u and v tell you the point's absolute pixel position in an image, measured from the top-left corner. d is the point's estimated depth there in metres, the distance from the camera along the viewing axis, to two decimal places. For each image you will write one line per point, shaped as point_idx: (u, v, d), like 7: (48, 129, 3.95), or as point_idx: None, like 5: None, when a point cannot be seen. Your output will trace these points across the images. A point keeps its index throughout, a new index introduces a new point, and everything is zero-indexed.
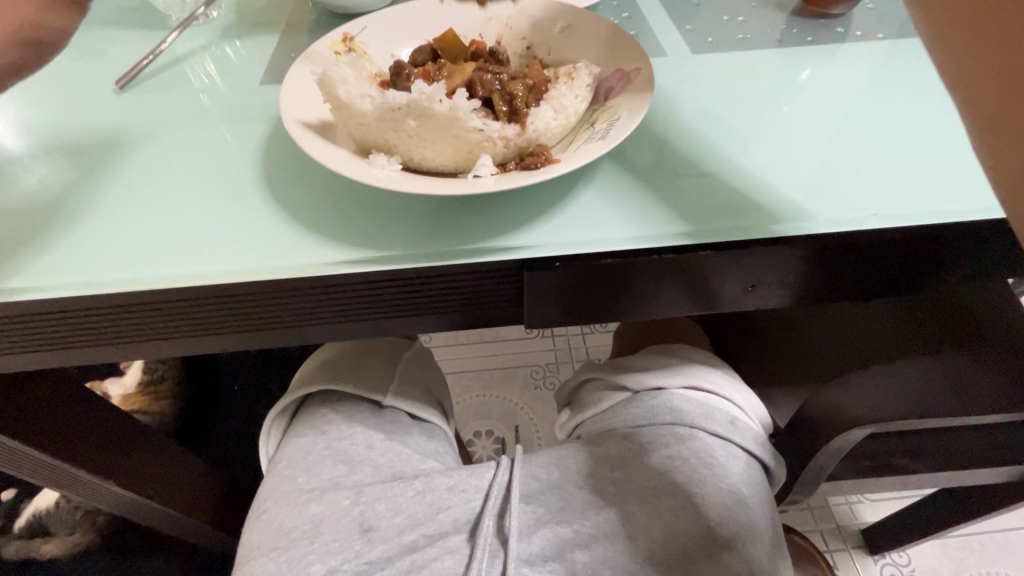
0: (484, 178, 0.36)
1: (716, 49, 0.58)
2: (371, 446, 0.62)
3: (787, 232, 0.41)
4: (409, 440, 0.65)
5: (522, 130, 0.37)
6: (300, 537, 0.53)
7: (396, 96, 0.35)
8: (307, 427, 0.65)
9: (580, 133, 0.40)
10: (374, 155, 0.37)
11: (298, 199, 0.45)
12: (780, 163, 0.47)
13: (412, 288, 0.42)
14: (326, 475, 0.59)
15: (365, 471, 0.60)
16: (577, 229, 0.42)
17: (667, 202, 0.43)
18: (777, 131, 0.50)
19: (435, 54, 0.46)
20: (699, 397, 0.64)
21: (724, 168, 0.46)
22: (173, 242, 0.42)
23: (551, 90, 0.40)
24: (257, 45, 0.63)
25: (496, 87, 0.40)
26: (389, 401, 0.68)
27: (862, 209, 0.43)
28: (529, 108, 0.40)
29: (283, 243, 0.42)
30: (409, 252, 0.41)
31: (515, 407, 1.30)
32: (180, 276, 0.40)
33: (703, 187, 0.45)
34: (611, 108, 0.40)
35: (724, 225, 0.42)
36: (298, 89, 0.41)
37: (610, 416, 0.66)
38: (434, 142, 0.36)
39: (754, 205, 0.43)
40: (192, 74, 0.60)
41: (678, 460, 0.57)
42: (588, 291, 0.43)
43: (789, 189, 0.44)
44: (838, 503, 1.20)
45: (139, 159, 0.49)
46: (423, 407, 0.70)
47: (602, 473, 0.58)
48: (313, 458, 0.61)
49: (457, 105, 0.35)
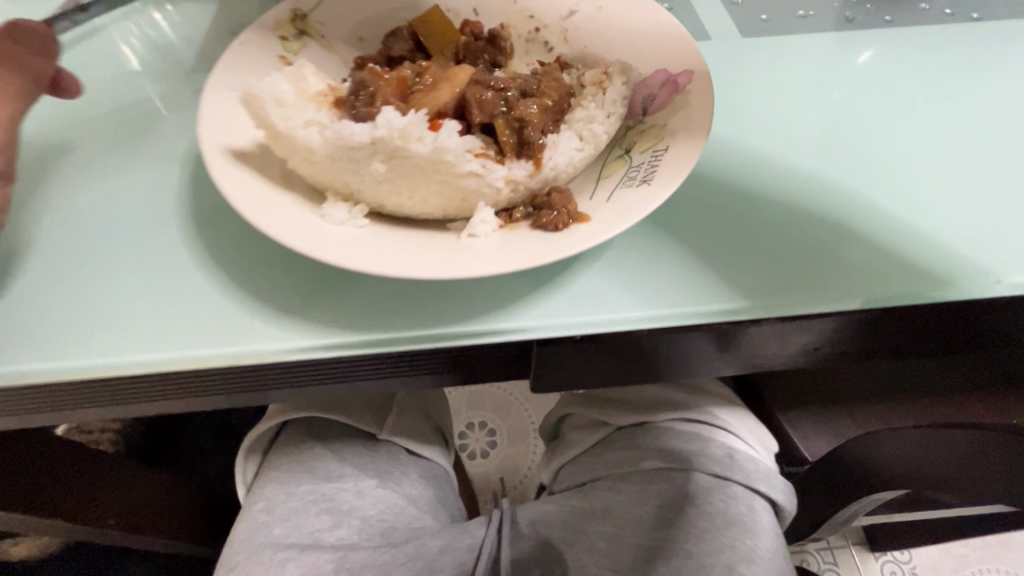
0: (482, 237, 0.26)
1: (771, 30, 0.47)
2: (361, 494, 0.57)
3: (866, 300, 0.33)
4: (410, 489, 0.60)
5: (536, 170, 0.28)
6: None
7: (355, 131, 0.26)
8: (286, 465, 0.58)
9: (614, 163, 0.30)
10: (327, 206, 0.27)
11: (243, 244, 0.35)
12: (858, 201, 0.37)
13: (387, 367, 0.33)
14: (308, 528, 0.53)
15: (352, 526, 0.54)
16: (601, 296, 0.33)
17: (717, 253, 0.35)
18: (848, 148, 0.40)
19: (417, 44, 0.36)
20: (688, 431, 0.56)
21: (784, 202, 0.37)
22: (75, 305, 0.32)
23: (574, 111, 0.31)
24: (196, 14, 0.51)
25: (499, 108, 0.30)
26: (384, 436, 0.61)
27: (961, 270, 0.34)
28: (546, 135, 0.30)
29: (220, 308, 0.32)
30: (380, 330, 0.32)
31: (510, 396, 1.21)
32: (65, 356, 0.31)
33: (759, 229, 0.36)
34: (653, 131, 0.30)
35: (785, 288, 0.33)
36: (225, 106, 0.30)
37: (596, 460, 0.59)
38: (412, 189, 0.27)
39: (823, 260, 0.35)
40: (113, 56, 0.47)
41: (673, 513, 0.50)
42: (609, 368, 0.34)
43: (865, 235, 0.36)
44: None
45: (42, 176, 0.38)
46: (421, 442, 0.64)
47: (592, 527, 0.52)
48: (293, 505, 0.55)
49: (444, 147, 0.26)
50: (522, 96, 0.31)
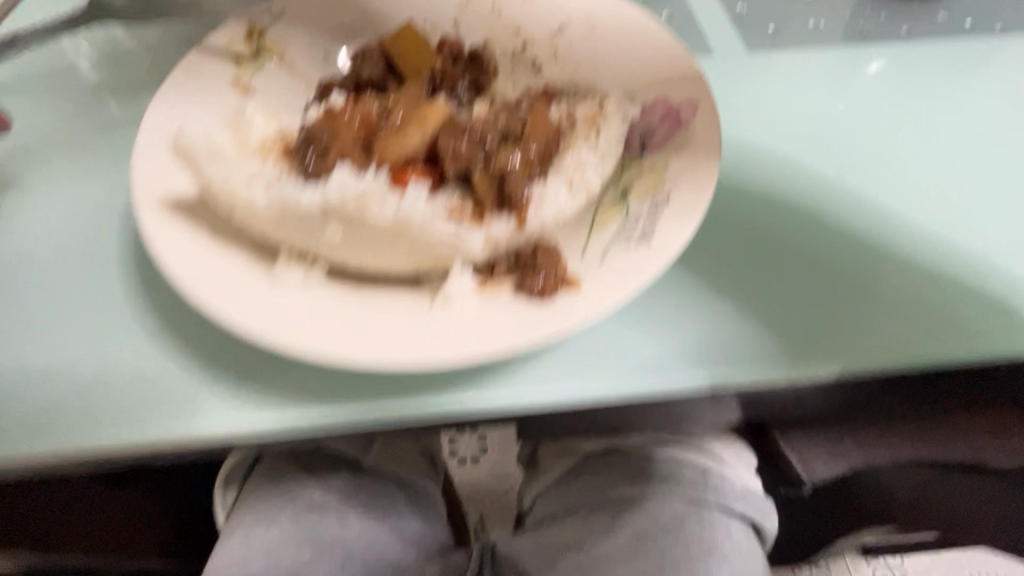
0: (455, 299, 0.25)
1: (778, 44, 0.44)
2: (347, 523, 0.54)
3: (873, 364, 0.31)
4: (400, 521, 0.58)
5: (519, 228, 0.27)
6: None
7: (309, 200, 0.27)
8: (265, 498, 0.55)
9: (607, 210, 0.28)
10: (282, 268, 0.26)
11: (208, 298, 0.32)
12: (863, 251, 0.35)
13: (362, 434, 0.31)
14: (289, 562, 0.51)
15: (335, 559, 0.52)
16: (589, 358, 0.31)
17: (715, 305, 0.33)
18: (855, 184, 0.38)
19: (388, 69, 0.34)
20: (659, 455, 0.52)
21: (787, 247, 0.35)
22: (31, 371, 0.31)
23: (559, 156, 0.29)
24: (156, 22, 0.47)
25: (473, 158, 0.29)
26: (369, 464, 0.57)
27: (974, 328, 0.33)
28: (527, 187, 0.28)
29: (184, 376, 0.30)
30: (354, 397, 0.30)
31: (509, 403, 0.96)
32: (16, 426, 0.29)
33: (760, 279, 0.34)
34: (644, 175, 0.28)
35: (786, 350, 0.32)
36: (173, 155, 0.29)
37: (564, 490, 0.56)
38: (379, 249, 0.27)
39: (825, 317, 0.33)
40: (66, 71, 0.44)
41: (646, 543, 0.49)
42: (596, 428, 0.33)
43: (874, 286, 0.34)
44: None
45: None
46: (411, 469, 0.61)
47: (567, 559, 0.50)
48: (275, 538, 0.52)
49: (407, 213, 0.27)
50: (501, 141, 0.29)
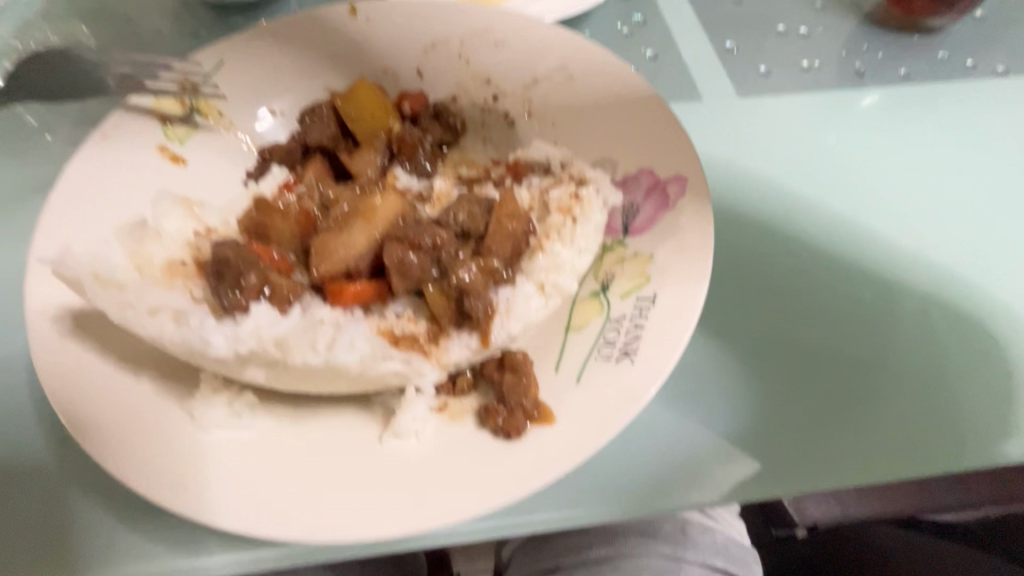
0: (410, 440, 0.24)
1: (766, 89, 0.40)
2: None
3: (884, 462, 0.28)
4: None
5: (482, 347, 0.27)
6: None
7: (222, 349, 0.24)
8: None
9: (589, 305, 0.27)
10: (198, 413, 0.24)
11: None
12: (866, 327, 0.32)
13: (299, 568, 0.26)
14: None
15: None
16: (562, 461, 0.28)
17: (705, 398, 0.29)
18: (855, 249, 0.34)
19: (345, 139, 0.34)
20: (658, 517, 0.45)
21: (781, 325, 0.32)
22: None
23: (517, 264, 0.29)
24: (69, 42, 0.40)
25: (425, 268, 0.29)
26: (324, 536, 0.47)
27: (987, 423, 0.30)
28: (484, 305, 0.27)
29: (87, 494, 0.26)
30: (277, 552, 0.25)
31: None
32: None
33: (755, 366, 0.30)
34: (626, 264, 0.27)
35: (789, 450, 0.28)
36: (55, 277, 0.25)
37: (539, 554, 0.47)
38: (317, 385, 0.25)
39: (829, 409, 0.30)
40: None
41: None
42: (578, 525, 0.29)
43: (880, 375, 0.31)
44: None
45: None
46: None
47: None
48: None
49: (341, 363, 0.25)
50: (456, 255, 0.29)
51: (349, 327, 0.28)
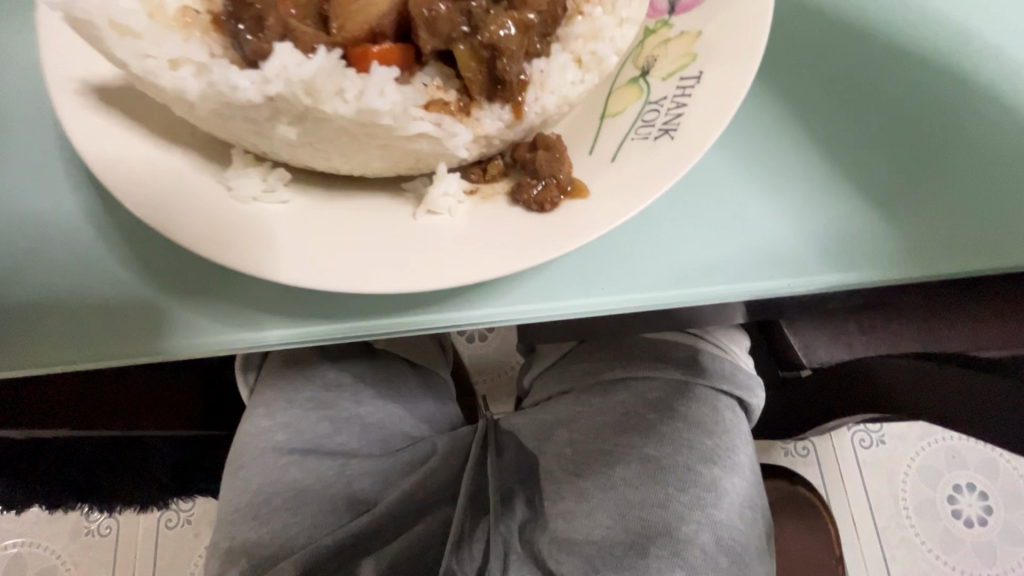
0: (444, 212, 0.28)
1: None
2: (361, 402, 0.57)
3: (879, 271, 0.35)
4: (410, 401, 0.60)
5: (517, 120, 0.29)
6: (280, 506, 0.51)
7: (248, 92, 0.25)
8: (288, 371, 0.58)
9: (628, 90, 0.30)
10: (235, 180, 0.28)
11: None
12: (869, 159, 0.38)
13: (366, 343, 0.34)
14: (309, 433, 0.55)
15: (352, 432, 0.56)
16: (589, 261, 0.34)
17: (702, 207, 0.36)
18: (891, 103, 0.39)
19: None
20: (654, 337, 0.57)
21: (801, 151, 0.37)
22: (70, 283, 0.34)
23: (563, 34, 0.30)
24: None
25: (464, 35, 0.29)
26: (382, 345, 0.60)
27: (967, 236, 0.36)
28: (519, 71, 0.29)
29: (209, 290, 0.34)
30: (369, 322, 0.33)
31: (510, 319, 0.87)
32: (65, 333, 0.33)
33: (788, 192, 0.36)
34: (662, 46, 0.30)
35: (789, 259, 0.35)
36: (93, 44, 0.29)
37: (559, 371, 0.60)
38: (342, 153, 0.28)
39: (833, 228, 0.36)
40: None
41: (635, 417, 0.53)
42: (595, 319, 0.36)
43: (895, 205, 0.37)
44: None
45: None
46: (426, 356, 0.64)
47: (554, 447, 0.54)
48: (296, 413, 0.56)
49: (365, 108, 0.26)
50: (495, 13, 0.29)
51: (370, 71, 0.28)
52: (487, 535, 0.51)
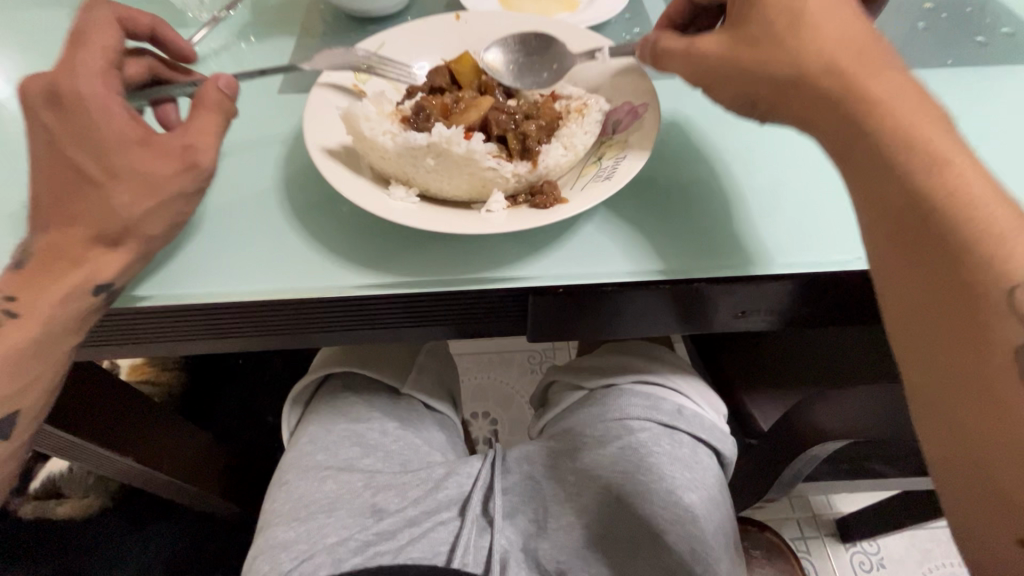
0: (496, 211, 0.43)
1: None
2: (386, 433, 0.68)
3: (808, 266, 0.46)
4: (426, 436, 0.71)
5: (534, 168, 0.45)
6: (317, 509, 0.60)
7: (417, 138, 0.43)
8: (330, 408, 0.70)
9: (588, 166, 0.48)
10: (393, 187, 0.44)
11: (321, 223, 0.46)
12: (801, 203, 0.50)
13: (426, 305, 0.44)
14: (343, 455, 0.65)
15: (377, 456, 0.66)
16: (591, 255, 0.46)
17: (670, 232, 0.48)
18: (812, 165, 0.53)
19: (452, 75, 0.54)
20: (646, 390, 0.70)
21: (743, 195, 0.51)
22: (225, 254, 0.44)
23: (564, 129, 0.48)
24: (272, 46, 0.64)
25: (510, 127, 0.49)
26: (406, 390, 0.72)
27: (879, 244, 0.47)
28: (539, 146, 0.48)
29: (313, 266, 0.44)
30: (439, 278, 0.44)
31: (513, 390, 1.38)
32: (219, 284, 0.42)
33: (736, 219, 0.49)
34: (619, 144, 0.47)
35: (721, 261, 0.46)
36: (318, 117, 0.47)
37: (567, 416, 0.73)
38: (449, 177, 0.44)
39: (766, 241, 0.48)
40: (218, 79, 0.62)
41: (629, 447, 0.64)
42: (581, 313, 0.46)
43: (821, 222, 0.49)
44: (816, 495, 1.22)
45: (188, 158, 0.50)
46: (437, 399, 0.75)
47: (562, 464, 0.66)
48: (333, 438, 0.66)
49: (473, 149, 0.42)
50: (525, 121, 0.49)
51: (471, 139, 0.44)
52: (490, 543, 0.59)
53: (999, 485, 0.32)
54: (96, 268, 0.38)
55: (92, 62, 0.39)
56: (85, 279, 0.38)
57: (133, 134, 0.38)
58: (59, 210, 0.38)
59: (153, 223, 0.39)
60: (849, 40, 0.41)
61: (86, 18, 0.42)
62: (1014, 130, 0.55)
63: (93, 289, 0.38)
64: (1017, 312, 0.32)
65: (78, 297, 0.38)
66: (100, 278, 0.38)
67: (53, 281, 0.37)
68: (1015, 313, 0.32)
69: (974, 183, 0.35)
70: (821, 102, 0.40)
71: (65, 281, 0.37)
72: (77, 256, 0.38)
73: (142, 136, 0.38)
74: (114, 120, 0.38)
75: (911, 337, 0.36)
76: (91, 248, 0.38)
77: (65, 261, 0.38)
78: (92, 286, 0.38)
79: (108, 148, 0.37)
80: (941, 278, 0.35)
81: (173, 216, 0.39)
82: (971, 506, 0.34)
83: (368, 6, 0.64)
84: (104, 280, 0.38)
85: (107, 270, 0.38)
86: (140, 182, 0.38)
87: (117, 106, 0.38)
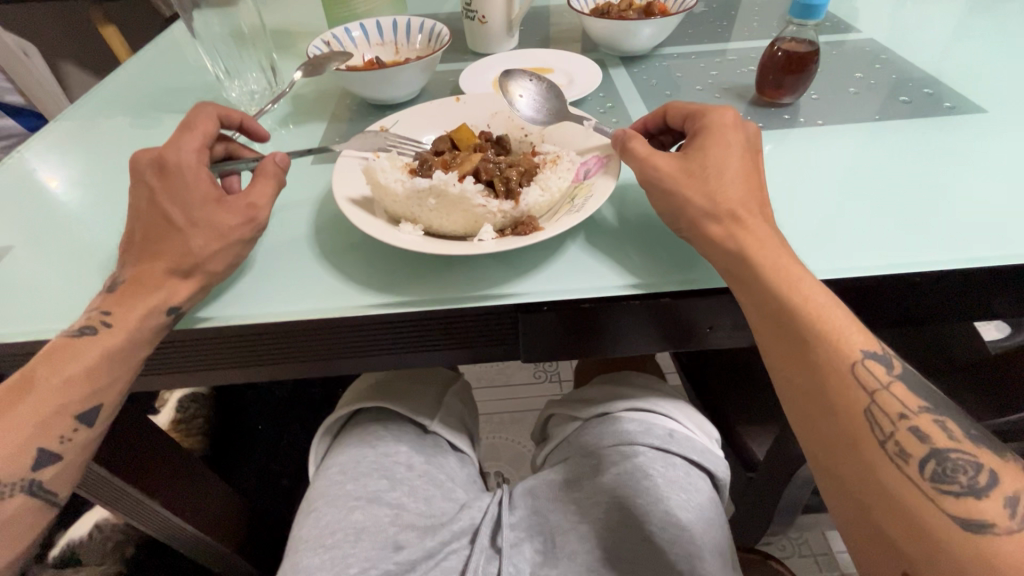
0: (485, 240, 0.52)
1: None
2: (412, 467, 0.72)
3: None
4: (438, 466, 0.75)
5: (516, 205, 0.54)
6: (342, 539, 0.63)
7: (422, 183, 0.53)
8: (354, 441, 0.75)
9: (562, 205, 0.56)
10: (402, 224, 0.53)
11: (354, 263, 0.55)
12: None
13: (439, 324, 0.52)
14: (369, 486, 0.68)
15: (402, 489, 0.69)
16: (572, 273, 0.54)
17: (645, 256, 0.55)
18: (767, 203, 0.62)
19: (452, 141, 0.64)
20: (639, 416, 0.73)
21: None
22: (276, 287, 0.52)
23: (541, 174, 0.58)
24: (307, 129, 0.78)
25: (495, 173, 0.59)
26: (433, 427, 0.77)
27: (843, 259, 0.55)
28: (519, 188, 0.57)
29: (344, 292, 0.52)
30: (447, 299, 0.51)
31: (524, 449, 1.39)
32: (272, 310, 0.50)
33: None
34: (587, 186, 0.57)
35: (690, 278, 0.53)
36: (346, 177, 0.58)
37: (567, 445, 0.76)
38: (447, 214, 0.53)
39: None
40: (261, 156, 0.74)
41: (624, 470, 0.67)
42: (577, 330, 0.53)
43: None
44: (841, 551, 1.18)
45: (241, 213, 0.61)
46: (461, 436, 0.80)
47: (566, 494, 0.68)
48: (362, 469, 0.70)
49: (465, 189, 0.52)
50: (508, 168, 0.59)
51: (464, 182, 0.54)
52: (498, 568, 0.63)
53: (880, 523, 0.42)
54: (172, 294, 0.47)
55: (189, 143, 0.51)
56: (163, 302, 0.47)
57: (206, 189, 0.49)
58: (147, 249, 0.48)
59: (218, 260, 0.48)
60: (739, 170, 0.54)
61: (195, 114, 0.56)
62: (941, 168, 0.64)
63: (167, 310, 0.47)
64: (860, 382, 0.44)
65: (156, 317, 0.47)
66: (174, 301, 0.47)
67: (138, 304, 0.46)
68: (858, 382, 0.44)
69: (810, 283, 0.48)
70: (738, 219, 0.50)
71: (147, 303, 0.46)
72: (157, 283, 0.47)
73: (219, 194, 0.50)
74: (198, 181, 0.49)
75: (797, 410, 0.47)
76: (169, 277, 0.47)
77: (148, 288, 0.47)
78: (166, 308, 0.47)
79: (187, 200, 0.48)
80: (813, 362, 0.46)
81: (233, 254, 0.49)
82: (865, 541, 0.44)
83: (386, 95, 0.78)
84: (177, 303, 0.47)
85: (179, 295, 0.47)
86: (211, 226, 0.48)
87: (200, 171, 0.50)
